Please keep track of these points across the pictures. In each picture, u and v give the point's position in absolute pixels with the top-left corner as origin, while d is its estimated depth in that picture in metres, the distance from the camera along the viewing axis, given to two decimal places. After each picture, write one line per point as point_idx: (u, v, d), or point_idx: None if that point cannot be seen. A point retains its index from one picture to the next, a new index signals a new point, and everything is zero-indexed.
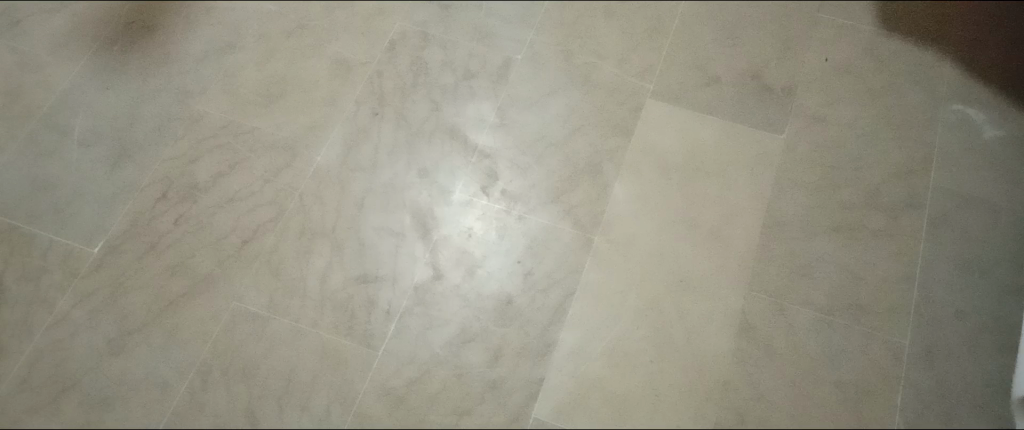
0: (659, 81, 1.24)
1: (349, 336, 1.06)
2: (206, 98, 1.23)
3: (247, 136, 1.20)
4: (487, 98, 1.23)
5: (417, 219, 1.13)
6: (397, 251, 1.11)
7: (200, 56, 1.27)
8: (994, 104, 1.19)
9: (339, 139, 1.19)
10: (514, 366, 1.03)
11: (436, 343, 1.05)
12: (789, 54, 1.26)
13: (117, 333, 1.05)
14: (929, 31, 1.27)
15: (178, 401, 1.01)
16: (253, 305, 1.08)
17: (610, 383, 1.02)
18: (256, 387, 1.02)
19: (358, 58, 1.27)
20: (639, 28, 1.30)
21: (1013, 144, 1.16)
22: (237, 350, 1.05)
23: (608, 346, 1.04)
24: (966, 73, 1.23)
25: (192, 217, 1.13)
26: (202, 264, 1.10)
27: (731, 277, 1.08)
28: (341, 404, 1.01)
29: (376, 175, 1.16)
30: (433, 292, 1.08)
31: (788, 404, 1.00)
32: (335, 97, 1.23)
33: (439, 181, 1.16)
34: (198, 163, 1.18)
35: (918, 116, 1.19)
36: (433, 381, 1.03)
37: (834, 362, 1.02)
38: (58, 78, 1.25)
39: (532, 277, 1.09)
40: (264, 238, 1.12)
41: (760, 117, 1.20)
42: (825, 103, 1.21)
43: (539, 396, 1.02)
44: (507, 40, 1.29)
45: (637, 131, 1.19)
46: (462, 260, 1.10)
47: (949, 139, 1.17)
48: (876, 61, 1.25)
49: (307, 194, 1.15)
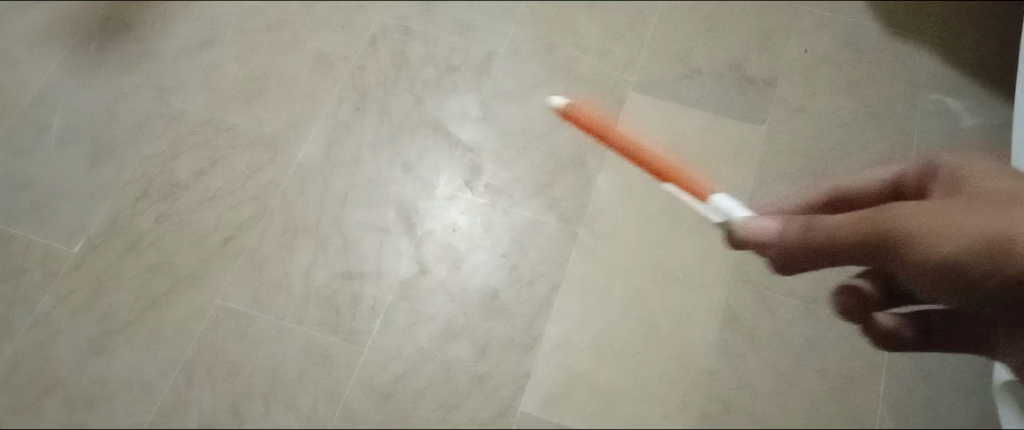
0: (641, 73, 1.25)
1: (335, 333, 1.05)
2: (185, 94, 1.22)
3: (228, 132, 1.19)
4: (470, 92, 1.23)
5: (401, 214, 1.13)
6: (381, 246, 1.11)
7: (179, 52, 1.26)
8: (971, 92, 1.21)
9: (321, 135, 1.19)
10: (502, 360, 1.03)
11: (422, 338, 1.05)
12: (769, 46, 1.27)
13: (99, 332, 1.04)
14: (908, 20, 1.28)
15: (163, 400, 1.02)
16: (237, 302, 1.07)
17: (597, 374, 1.03)
18: (242, 386, 1.02)
19: (339, 52, 1.27)
20: (621, 20, 1.30)
21: (991, 132, 1.17)
22: (221, 348, 1.04)
23: (594, 339, 1.05)
24: (944, 62, 1.24)
25: (173, 215, 1.12)
26: (184, 262, 1.09)
27: (716, 268, 1.08)
28: (328, 401, 1.02)
29: (360, 170, 1.16)
30: (418, 287, 1.08)
31: (773, 393, 1.01)
32: (316, 92, 1.23)
33: (423, 175, 1.15)
34: (178, 160, 1.16)
35: (897, 106, 1.20)
36: (421, 377, 1.03)
37: (817, 351, 1.03)
38: (33, 73, 1.22)
39: (517, 270, 1.09)
40: (247, 234, 1.12)
41: (741, 109, 1.21)
42: (806, 94, 1.22)
43: (527, 390, 1.02)
44: (488, 34, 1.28)
45: (620, 123, 1.20)
46: (447, 255, 1.10)
47: (928, 128, 1.18)
48: (855, 51, 1.26)
49: (289, 190, 1.15)
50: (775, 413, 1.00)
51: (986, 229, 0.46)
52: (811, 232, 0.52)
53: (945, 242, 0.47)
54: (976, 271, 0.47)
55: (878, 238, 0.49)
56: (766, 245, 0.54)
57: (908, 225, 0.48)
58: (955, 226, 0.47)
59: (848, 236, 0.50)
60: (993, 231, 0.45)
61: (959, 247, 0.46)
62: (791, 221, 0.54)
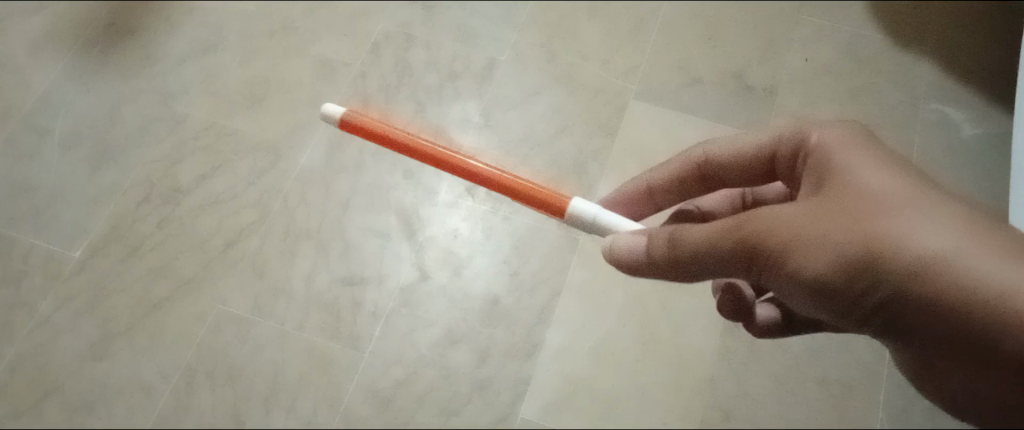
0: (643, 80, 1.25)
1: (336, 338, 1.06)
2: (188, 99, 1.23)
3: (230, 137, 1.20)
4: (472, 98, 1.23)
5: (403, 220, 1.13)
6: (383, 252, 1.11)
7: (183, 57, 1.27)
8: (971, 101, 1.21)
9: (323, 140, 1.18)
10: (502, 366, 1.04)
11: (423, 344, 1.06)
12: (770, 55, 1.27)
13: (100, 336, 1.06)
14: (909, 29, 1.29)
15: (164, 404, 1.03)
16: (237, 306, 1.08)
17: (596, 380, 1.04)
18: (243, 390, 1.04)
19: (341, 57, 1.27)
20: (623, 27, 1.31)
21: (990, 142, 1.18)
22: (222, 352, 1.05)
23: (595, 345, 1.05)
24: (944, 72, 1.24)
25: (176, 219, 1.13)
26: (186, 266, 1.10)
27: None
28: (328, 406, 1.03)
29: (361, 175, 1.15)
30: (418, 293, 1.08)
31: (773, 401, 1.01)
32: (319, 97, 1.23)
33: (424, 181, 1.14)
34: (181, 165, 1.16)
35: (897, 115, 1.21)
36: (421, 382, 1.03)
37: (817, 360, 1.02)
38: None
39: (518, 277, 1.09)
40: (248, 239, 1.12)
41: (740, 118, 1.21)
42: (808, 103, 1.22)
43: (527, 396, 1.03)
44: (491, 41, 1.29)
45: (620, 131, 1.20)
46: (448, 261, 1.10)
47: (928, 137, 1.18)
48: (855, 61, 1.27)
49: (291, 195, 1.15)
50: (774, 420, 1.00)
51: (846, 251, 0.49)
52: (678, 246, 0.55)
53: (809, 258, 0.50)
54: (843, 286, 0.50)
55: (748, 253, 0.52)
56: (637, 264, 0.59)
57: (773, 238, 0.51)
58: (820, 238, 0.50)
59: (716, 248, 0.53)
60: (859, 246, 0.49)
61: (824, 265, 0.50)
62: (661, 238, 0.58)
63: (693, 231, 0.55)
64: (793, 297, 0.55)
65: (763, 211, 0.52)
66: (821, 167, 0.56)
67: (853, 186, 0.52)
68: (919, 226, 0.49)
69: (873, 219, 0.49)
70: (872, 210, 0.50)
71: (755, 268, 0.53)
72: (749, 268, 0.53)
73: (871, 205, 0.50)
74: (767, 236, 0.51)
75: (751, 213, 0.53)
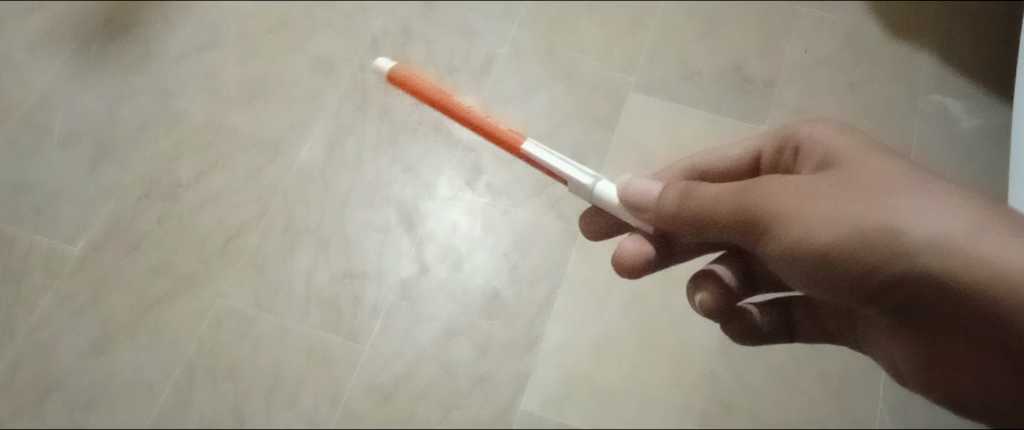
0: (642, 75, 1.25)
1: (336, 333, 1.06)
2: (187, 96, 1.23)
3: (229, 133, 1.20)
4: None
5: (403, 215, 1.10)
6: (383, 247, 1.10)
7: (181, 54, 1.27)
8: (970, 94, 1.21)
9: (322, 135, 1.18)
10: (502, 360, 1.04)
11: (424, 339, 1.06)
12: (770, 48, 1.27)
13: (101, 334, 1.06)
14: (908, 22, 1.29)
15: (165, 400, 1.04)
16: (238, 302, 1.08)
17: (596, 375, 1.04)
18: (244, 386, 1.04)
19: (339, 52, 1.27)
20: (622, 21, 1.31)
21: (990, 134, 1.18)
22: (223, 348, 1.06)
23: (595, 338, 1.06)
24: (944, 64, 1.24)
25: (174, 216, 1.12)
26: (187, 263, 1.10)
27: None
28: (330, 400, 1.03)
29: (360, 170, 1.12)
30: (419, 287, 1.08)
31: (774, 394, 1.02)
32: (318, 92, 1.22)
33: (424, 177, 1.04)
34: (179, 161, 1.16)
35: (897, 108, 1.21)
36: (421, 377, 1.04)
37: (818, 353, 1.01)
38: None
39: (518, 271, 1.07)
40: (248, 235, 1.12)
41: (740, 111, 1.21)
42: (807, 96, 1.22)
43: (526, 390, 1.03)
44: (490, 36, 1.29)
45: (620, 124, 1.19)
46: (448, 256, 1.08)
47: (927, 129, 1.18)
48: (855, 54, 1.26)
49: (290, 191, 1.15)
50: (773, 412, 1.01)
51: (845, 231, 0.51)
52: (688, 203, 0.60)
53: (810, 233, 0.52)
54: (845, 263, 0.52)
55: (753, 220, 0.55)
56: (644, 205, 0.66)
57: (778, 207, 0.54)
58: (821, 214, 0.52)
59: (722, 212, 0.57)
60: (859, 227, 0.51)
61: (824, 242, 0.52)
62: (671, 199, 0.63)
63: (699, 196, 0.60)
64: (793, 272, 0.57)
65: (767, 179, 0.56)
66: (824, 154, 0.60)
67: (858, 175, 0.55)
68: (919, 210, 0.51)
69: (876, 195, 0.52)
70: (873, 185, 0.53)
71: (756, 235, 0.56)
72: (750, 235, 0.56)
73: (874, 190, 0.52)
74: (769, 204, 0.54)
75: (755, 182, 0.56)
